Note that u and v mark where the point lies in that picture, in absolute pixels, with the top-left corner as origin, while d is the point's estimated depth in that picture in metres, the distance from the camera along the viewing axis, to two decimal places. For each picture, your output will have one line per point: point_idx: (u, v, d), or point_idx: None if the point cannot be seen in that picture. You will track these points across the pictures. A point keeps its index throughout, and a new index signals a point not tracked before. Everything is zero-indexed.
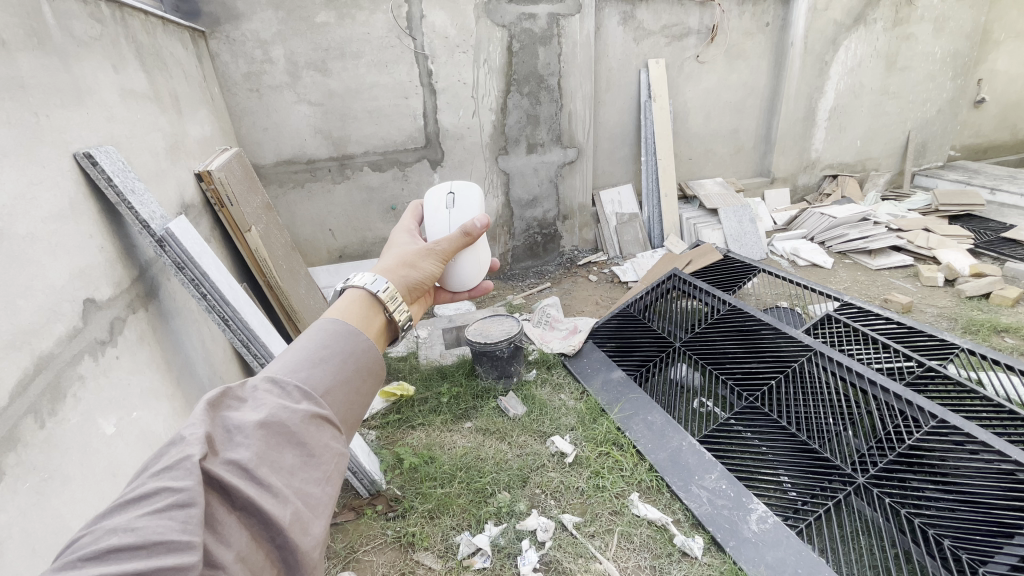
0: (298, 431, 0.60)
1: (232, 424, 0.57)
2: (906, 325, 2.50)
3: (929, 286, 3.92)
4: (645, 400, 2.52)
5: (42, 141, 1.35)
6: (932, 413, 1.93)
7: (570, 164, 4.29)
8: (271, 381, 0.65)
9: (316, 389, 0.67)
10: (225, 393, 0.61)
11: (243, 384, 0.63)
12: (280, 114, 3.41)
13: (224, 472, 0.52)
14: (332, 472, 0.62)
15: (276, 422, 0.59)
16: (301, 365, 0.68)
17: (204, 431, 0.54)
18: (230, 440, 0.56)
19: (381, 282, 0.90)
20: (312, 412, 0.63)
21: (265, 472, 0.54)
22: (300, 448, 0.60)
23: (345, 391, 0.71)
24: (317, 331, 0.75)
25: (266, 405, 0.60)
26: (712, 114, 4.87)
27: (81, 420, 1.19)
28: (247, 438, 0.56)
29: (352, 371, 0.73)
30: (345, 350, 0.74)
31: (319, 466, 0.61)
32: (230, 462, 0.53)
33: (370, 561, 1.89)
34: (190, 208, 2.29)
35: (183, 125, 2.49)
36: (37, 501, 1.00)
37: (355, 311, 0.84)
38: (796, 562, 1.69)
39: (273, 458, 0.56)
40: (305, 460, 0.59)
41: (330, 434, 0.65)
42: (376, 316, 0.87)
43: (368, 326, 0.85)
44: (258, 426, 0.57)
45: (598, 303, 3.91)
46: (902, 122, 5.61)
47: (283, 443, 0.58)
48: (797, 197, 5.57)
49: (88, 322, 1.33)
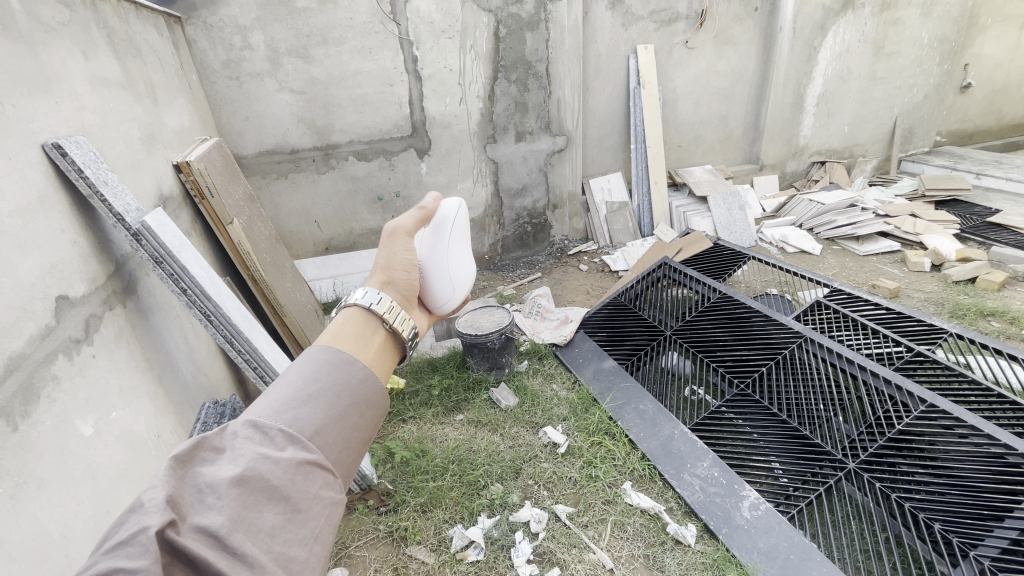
0: (280, 484, 0.54)
1: (203, 482, 0.52)
2: (895, 310, 2.51)
3: (917, 271, 3.96)
4: (637, 389, 2.51)
5: (6, 131, 1.29)
6: (922, 398, 1.93)
7: (559, 152, 4.24)
8: (252, 425, 0.58)
9: (304, 431, 0.59)
10: (198, 445, 0.56)
11: (221, 433, 0.58)
12: (261, 102, 3.32)
13: (189, 543, 0.46)
14: (323, 527, 0.56)
15: (254, 477, 0.53)
16: (287, 404, 0.61)
17: (168, 496, 0.49)
18: (200, 502, 0.51)
19: (375, 296, 0.83)
20: (298, 460, 0.56)
21: (239, 539, 0.49)
22: (283, 503, 0.54)
23: (342, 429, 0.63)
24: (309, 362, 0.67)
25: (243, 457, 0.55)
26: (701, 101, 4.83)
27: (57, 422, 1.15)
28: (219, 499, 0.51)
29: (348, 405, 0.65)
30: (338, 382, 0.66)
31: (307, 522, 0.55)
32: (198, 529, 0.48)
33: (362, 556, 1.87)
34: (168, 200, 2.22)
35: (160, 114, 2.40)
36: (12, 507, 0.96)
37: (349, 332, 0.75)
38: (788, 548, 1.71)
39: (249, 521, 0.51)
40: (289, 517, 0.54)
41: (321, 482, 0.58)
42: (375, 332, 0.79)
43: (367, 343, 0.76)
44: (232, 485, 0.52)
45: (589, 293, 3.90)
46: (889, 108, 5.63)
47: (262, 501, 0.53)
48: (786, 184, 5.58)
49: (62, 321, 1.27)
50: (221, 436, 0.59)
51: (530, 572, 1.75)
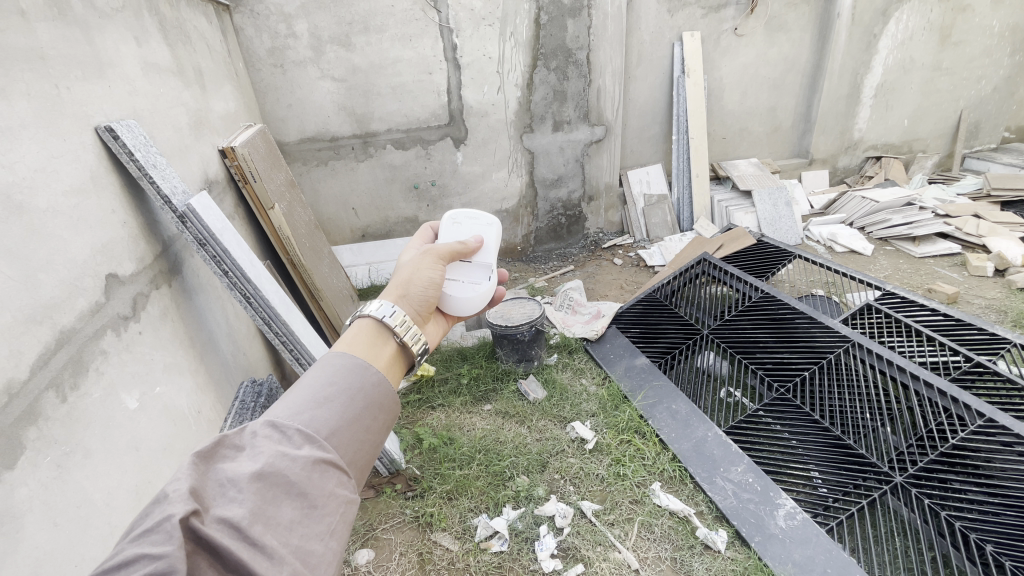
0: (298, 480, 0.56)
1: (225, 477, 0.53)
2: (954, 317, 2.33)
3: (978, 276, 3.69)
4: (670, 389, 2.44)
5: (63, 115, 1.34)
6: (980, 412, 1.79)
7: (597, 142, 4.14)
8: (272, 425, 0.60)
9: (320, 431, 0.61)
10: (220, 441, 0.57)
11: (241, 431, 0.59)
12: (304, 89, 3.37)
13: (213, 533, 0.48)
14: (339, 524, 0.58)
15: (273, 473, 0.54)
16: (304, 405, 0.63)
17: (191, 486, 0.50)
18: (222, 495, 0.52)
19: (388, 309, 0.86)
20: (315, 459, 0.58)
21: (259, 531, 0.50)
22: (301, 499, 0.55)
23: (356, 430, 0.65)
24: (327, 366, 0.70)
25: (262, 454, 0.56)
26: (749, 91, 4.62)
27: (104, 395, 1.20)
28: (241, 493, 0.52)
29: (362, 408, 0.68)
30: (354, 386, 0.68)
31: (323, 518, 0.56)
32: (221, 520, 0.50)
33: (388, 539, 1.90)
34: (213, 184, 2.30)
35: (207, 100, 2.47)
36: (59, 475, 1.00)
37: (362, 339, 0.79)
38: (825, 562, 1.63)
39: (268, 514, 0.52)
40: (307, 512, 0.55)
41: (336, 480, 0.60)
42: (386, 342, 0.82)
43: (378, 354, 0.79)
44: (252, 479, 0.53)
45: (623, 288, 3.82)
46: (955, 100, 5.24)
47: (280, 496, 0.54)
48: (837, 179, 5.30)
49: (111, 298, 1.33)
50: (241, 433, 0.59)
51: (553, 566, 1.75)
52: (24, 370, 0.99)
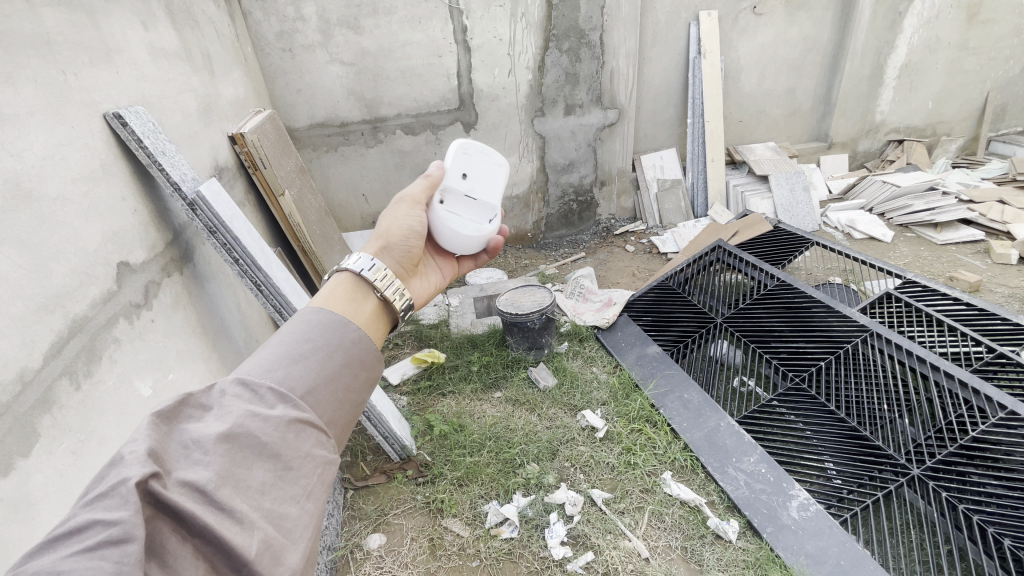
0: (270, 441, 0.55)
1: (190, 438, 0.52)
2: (977, 307, 2.26)
3: (1001, 264, 3.59)
4: (682, 377, 2.41)
5: (70, 101, 1.33)
6: (1002, 404, 1.73)
7: (610, 126, 4.06)
8: (242, 383, 0.59)
9: (294, 390, 0.61)
10: (185, 402, 0.56)
11: (208, 390, 0.58)
12: (313, 74, 3.34)
13: (174, 495, 0.47)
14: (315, 486, 0.58)
15: (243, 432, 0.54)
16: (277, 362, 0.63)
17: (150, 449, 0.49)
18: (187, 457, 0.51)
19: (367, 262, 0.85)
20: (289, 418, 0.58)
21: (227, 494, 0.49)
22: (274, 461, 0.55)
23: (334, 389, 0.66)
24: (304, 321, 0.69)
25: (231, 413, 0.55)
26: (767, 73, 4.49)
27: (117, 382, 1.21)
28: (206, 454, 0.51)
29: (340, 364, 0.68)
30: (331, 342, 0.68)
31: (298, 479, 0.56)
32: (184, 483, 0.48)
33: (400, 524, 1.92)
34: (223, 171, 2.29)
35: (216, 85, 2.45)
36: (74, 462, 1.01)
37: (342, 295, 0.79)
38: (838, 554, 1.61)
39: (237, 476, 0.51)
40: (280, 474, 0.55)
41: (313, 440, 0.60)
42: (368, 298, 0.82)
43: (359, 308, 0.79)
44: (220, 440, 0.52)
45: (635, 276, 3.77)
46: (982, 81, 5.05)
47: (251, 457, 0.53)
48: (857, 164, 5.16)
49: (122, 286, 1.33)
50: (207, 393, 0.59)
51: (563, 554, 1.75)
52: (36, 359, 1.00)
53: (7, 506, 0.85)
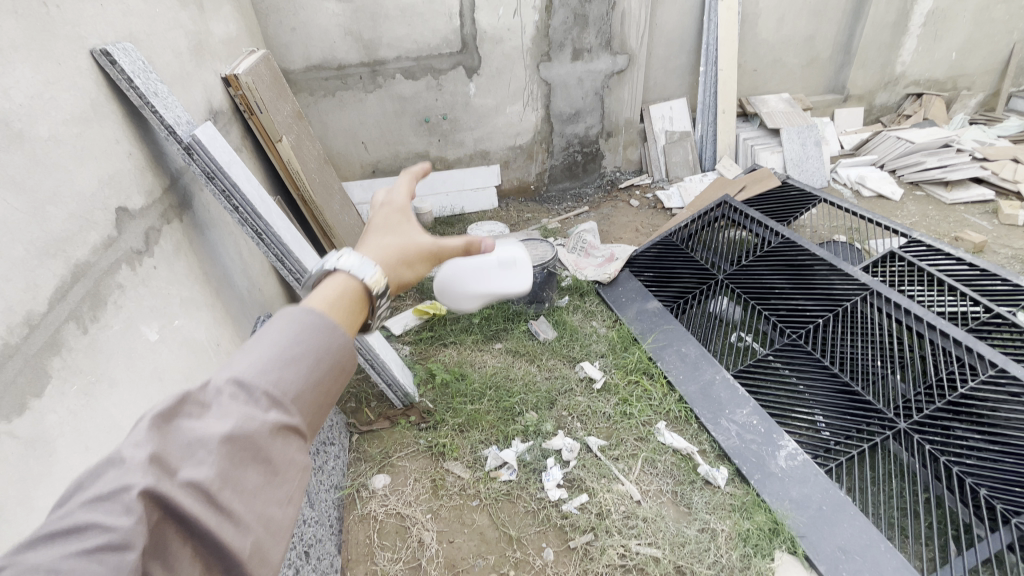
0: (265, 448, 0.54)
1: (188, 438, 0.51)
2: (979, 267, 2.25)
3: (1009, 225, 3.54)
4: (680, 332, 2.44)
5: (54, 36, 1.27)
6: (992, 362, 1.77)
7: (618, 73, 3.89)
8: (237, 382, 0.56)
9: (288, 396, 0.58)
10: (179, 398, 0.53)
11: (202, 387, 0.54)
12: (308, 11, 3.16)
13: (177, 499, 0.47)
14: (301, 487, 0.58)
15: (241, 440, 0.52)
16: (272, 366, 0.58)
17: (151, 454, 0.48)
18: (188, 458, 0.50)
19: (361, 264, 0.76)
20: (283, 426, 0.56)
21: (227, 498, 0.50)
22: (266, 467, 0.54)
23: (325, 393, 0.63)
24: (297, 324, 0.63)
25: (232, 415, 0.53)
26: (787, 18, 4.25)
27: (123, 327, 1.23)
28: (208, 455, 0.50)
29: (336, 369, 0.64)
30: (328, 349, 0.63)
31: (287, 485, 0.56)
32: (187, 484, 0.48)
33: (404, 465, 2.01)
34: (218, 114, 2.22)
35: (206, 21, 2.32)
36: (88, 402, 1.05)
37: (339, 303, 0.72)
38: (821, 500, 1.69)
39: (235, 481, 0.51)
40: (271, 479, 0.54)
41: (300, 446, 0.59)
42: (364, 308, 0.75)
43: (353, 318, 0.73)
44: (222, 443, 0.51)
45: (638, 230, 3.74)
46: (1011, 31, 4.79)
47: (247, 461, 0.53)
48: (872, 118, 4.99)
49: (122, 232, 1.32)
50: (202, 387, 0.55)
51: (559, 496, 1.84)
52: (42, 303, 1.01)
53: (24, 444, 0.88)
